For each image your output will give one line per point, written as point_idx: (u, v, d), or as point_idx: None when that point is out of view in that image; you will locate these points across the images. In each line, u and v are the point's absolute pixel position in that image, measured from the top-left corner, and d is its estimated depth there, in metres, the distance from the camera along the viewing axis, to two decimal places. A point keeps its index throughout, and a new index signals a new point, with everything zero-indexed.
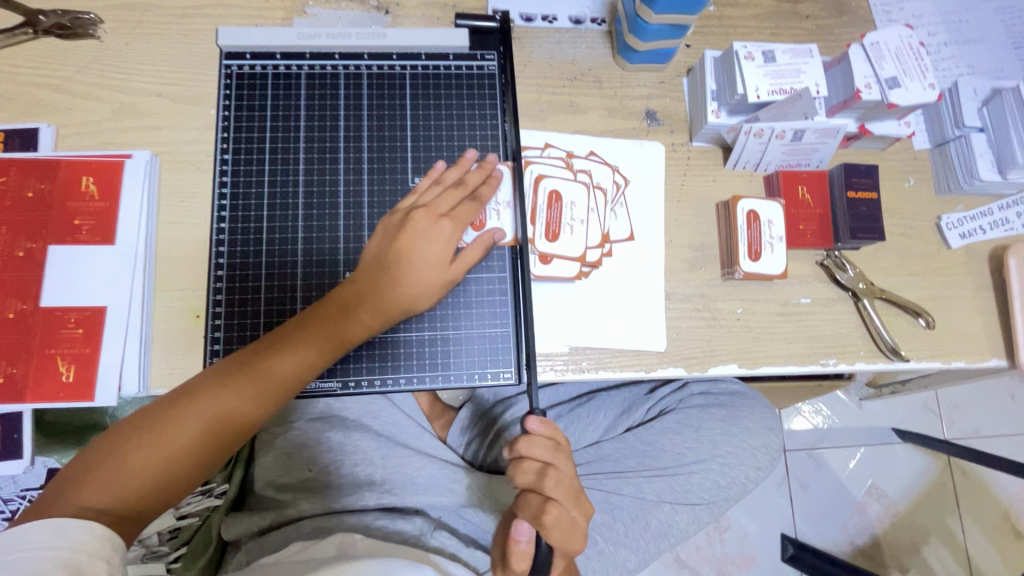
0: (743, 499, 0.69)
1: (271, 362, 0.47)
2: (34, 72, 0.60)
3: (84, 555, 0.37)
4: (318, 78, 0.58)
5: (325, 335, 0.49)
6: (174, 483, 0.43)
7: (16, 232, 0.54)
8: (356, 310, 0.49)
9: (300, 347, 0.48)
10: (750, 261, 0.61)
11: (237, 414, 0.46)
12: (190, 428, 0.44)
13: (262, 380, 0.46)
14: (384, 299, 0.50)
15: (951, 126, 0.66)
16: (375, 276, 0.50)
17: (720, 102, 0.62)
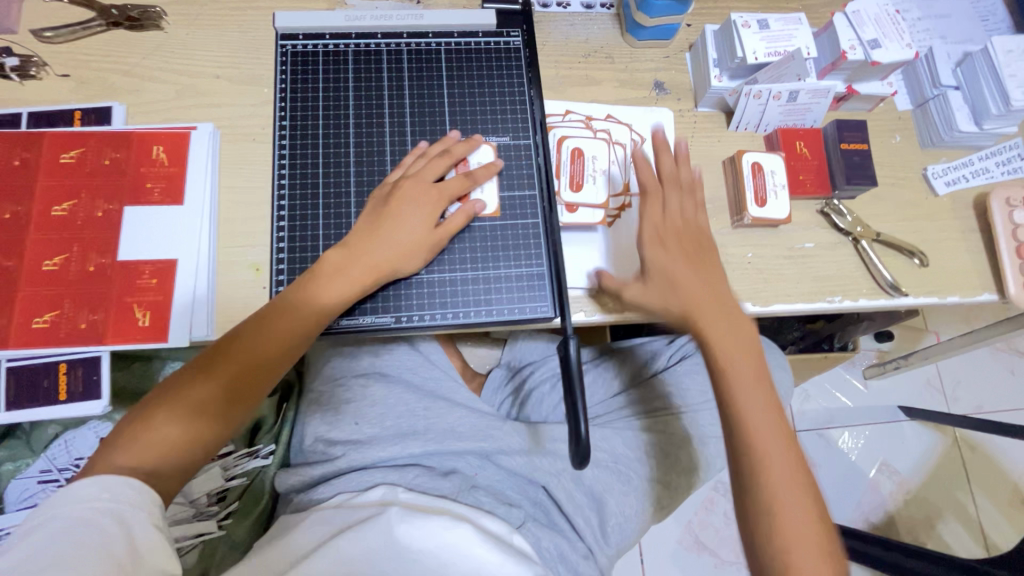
0: None
1: (273, 327, 0.52)
2: (106, 59, 0.67)
3: (127, 505, 0.43)
4: (363, 54, 0.65)
5: (320, 296, 0.54)
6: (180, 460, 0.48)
7: (95, 196, 0.60)
8: (345, 275, 0.54)
9: (298, 310, 0.53)
10: (757, 207, 0.67)
11: (247, 374, 0.51)
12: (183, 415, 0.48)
13: (265, 342, 0.52)
14: (372, 263, 0.55)
15: (929, 86, 0.73)
16: (365, 244, 0.55)
17: (722, 68, 0.70)
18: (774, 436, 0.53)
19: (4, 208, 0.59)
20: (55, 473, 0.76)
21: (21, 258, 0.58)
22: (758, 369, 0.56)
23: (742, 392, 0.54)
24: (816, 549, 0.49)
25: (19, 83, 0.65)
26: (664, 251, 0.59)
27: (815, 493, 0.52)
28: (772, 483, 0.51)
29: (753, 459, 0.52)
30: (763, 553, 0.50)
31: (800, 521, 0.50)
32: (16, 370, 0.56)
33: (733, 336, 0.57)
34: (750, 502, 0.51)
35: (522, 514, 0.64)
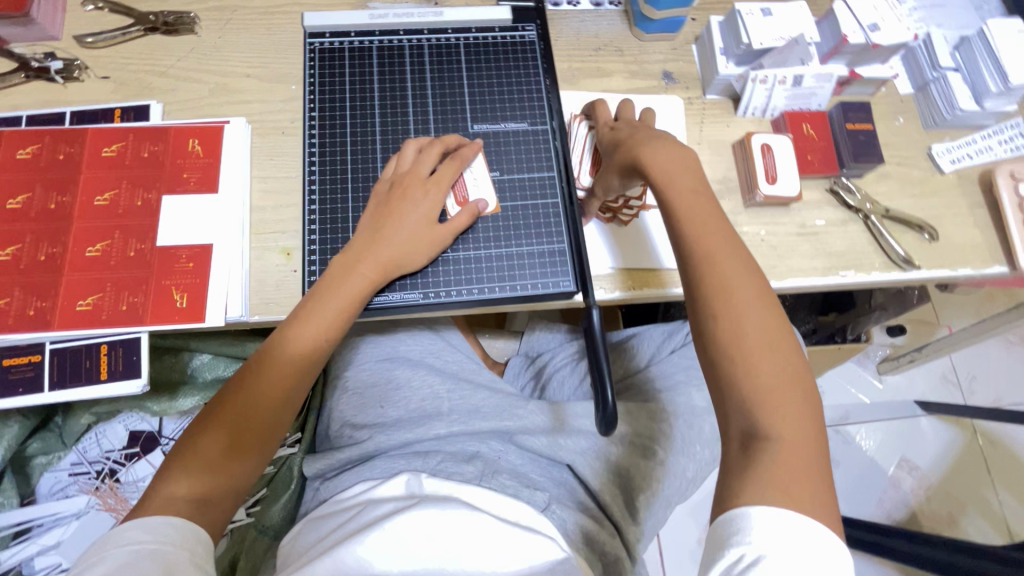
0: None
1: (290, 343, 0.55)
2: (144, 62, 0.71)
3: (170, 545, 0.46)
4: (386, 49, 0.69)
5: (329, 306, 0.55)
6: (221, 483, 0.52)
7: (135, 186, 0.63)
8: (349, 286, 0.56)
9: (311, 322, 0.55)
10: (768, 184, 0.69)
11: (273, 390, 0.54)
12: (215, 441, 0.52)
13: (285, 357, 0.55)
14: (375, 273, 0.57)
15: (929, 70, 0.76)
16: (367, 256, 0.57)
17: (728, 55, 0.73)
18: (749, 296, 0.50)
19: (49, 198, 0.62)
20: (86, 466, 0.77)
21: (65, 245, 0.60)
22: (727, 234, 0.54)
23: (716, 254, 0.52)
24: (790, 408, 0.46)
25: (63, 85, 0.69)
26: (627, 126, 0.64)
27: (793, 355, 0.49)
28: (745, 339, 0.49)
29: (724, 313, 0.50)
30: (732, 411, 0.48)
31: (768, 380, 0.47)
32: (60, 351, 0.58)
33: (701, 202, 0.55)
34: (721, 361, 0.49)
35: (546, 496, 0.63)
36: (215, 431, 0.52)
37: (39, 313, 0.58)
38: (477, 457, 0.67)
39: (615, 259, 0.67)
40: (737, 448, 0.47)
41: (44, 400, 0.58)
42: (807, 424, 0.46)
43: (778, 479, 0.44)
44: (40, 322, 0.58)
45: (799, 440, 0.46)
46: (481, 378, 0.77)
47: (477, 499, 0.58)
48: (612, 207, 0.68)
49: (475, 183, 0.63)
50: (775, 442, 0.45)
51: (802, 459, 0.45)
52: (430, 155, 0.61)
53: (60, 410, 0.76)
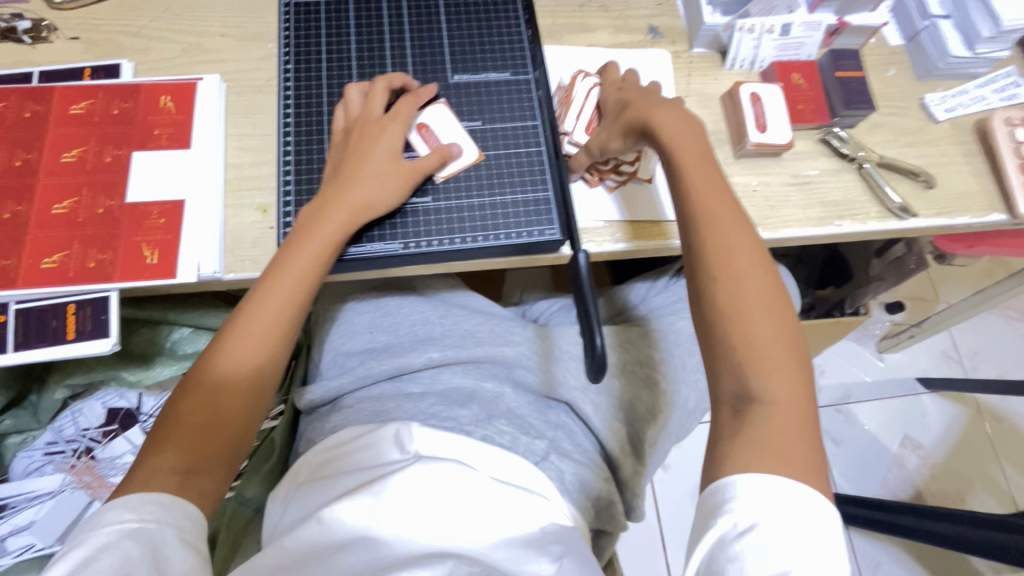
0: None
1: (261, 301, 0.52)
2: (115, 23, 0.69)
3: (152, 523, 0.44)
4: (363, 4, 0.68)
5: (301, 259, 0.53)
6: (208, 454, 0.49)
7: (104, 142, 0.61)
8: (320, 236, 0.54)
9: (284, 278, 0.53)
10: (758, 133, 0.67)
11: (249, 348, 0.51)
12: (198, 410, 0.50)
13: (258, 311, 0.52)
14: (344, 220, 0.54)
15: (919, 19, 0.75)
16: (334, 202, 0.55)
17: (713, 5, 0.71)
18: (748, 258, 0.48)
19: (14, 155, 0.60)
20: (62, 444, 0.74)
21: (30, 203, 0.58)
22: (727, 196, 0.51)
23: (716, 215, 0.50)
24: (782, 373, 0.45)
25: (31, 46, 0.67)
26: (636, 87, 0.60)
27: (789, 317, 0.47)
28: (742, 302, 0.47)
29: (724, 276, 0.48)
30: (724, 373, 0.46)
31: (767, 336, 0.46)
32: (25, 312, 0.56)
33: (703, 165, 0.52)
34: (717, 323, 0.47)
35: (545, 446, 0.60)
36: (195, 399, 0.50)
37: (2, 271, 0.56)
38: (474, 395, 0.64)
39: (622, 210, 0.65)
40: (728, 410, 0.46)
41: (7, 360, 0.55)
42: (798, 388, 0.45)
43: (772, 438, 0.43)
44: (4, 280, 0.55)
45: (790, 405, 0.45)
46: (476, 302, 0.77)
47: (466, 459, 0.55)
48: (600, 169, 0.65)
49: (440, 131, 0.61)
50: (766, 406, 0.44)
51: (789, 422, 0.44)
52: (379, 94, 0.59)
53: (35, 387, 0.75)
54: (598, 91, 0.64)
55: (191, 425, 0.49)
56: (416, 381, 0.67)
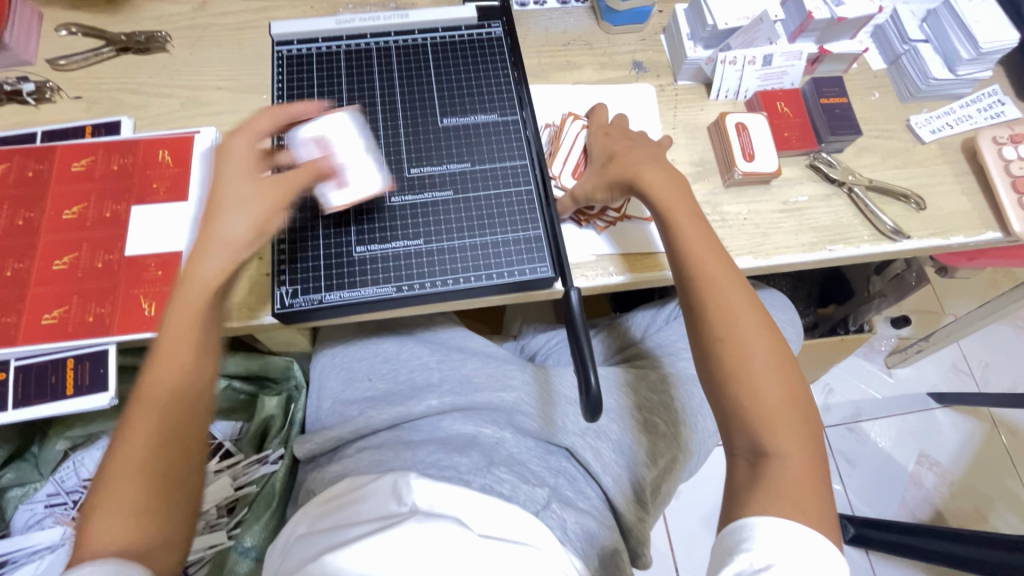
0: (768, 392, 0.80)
1: (165, 340, 0.48)
2: (116, 81, 0.71)
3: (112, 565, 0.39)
4: (354, 53, 0.70)
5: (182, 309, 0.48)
6: (154, 513, 0.43)
7: (104, 198, 0.62)
8: (210, 260, 0.50)
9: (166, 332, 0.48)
10: (745, 162, 0.68)
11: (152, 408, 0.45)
12: (135, 464, 0.44)
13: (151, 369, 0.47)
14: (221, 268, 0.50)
15: (899, 43, 0.76)
16: (199, 246, 0.49)
17: (695, 39, 0.73)
18: (748, 320, 0.51)
19: (17, 214, 0.61)
20: (64, 496, 0.74)
21: (32, 260, 0.59)
22: (722, 255, 0.55)
23: (715, 278, 0.53)
24: (794, 429, 0.47)
25: (36, 107, 0.69)
26: (622, 136, 0.65)
27: (794, 375, 0.50)
28: (746, 362, 0.49)
29: (729, 338, 0.50)
30: (737, 429, 0.48)
31: (777, 395, 0.48)
32: (24, 368, 0.57)
33: (699, 228, 0.56)
34: (726, 383, 0.49)
35: (547, 494, 0.60)
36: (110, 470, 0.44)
37: (3, 329, 0.57)
38: (474, 441, 0.64)
39: (614, 244, 0.65)
40: (745, 464, 0.47)
41: (9, 418, 0.55)
42: (809, 442, 0.47)
43: (790, 489, 0.44)
44: (5, 338, 0.56)
45: (805, 459, 0.46)
46: (474, 344, 0.79)
47: (469, 508, 0.53)
48: (587, 213, 0.66)
49: (346, 151, 0.58)
50: (781, 461, 0.45)
51: (806, 475, 0.45)
52: (263, 117, 0.56)
53: (37, 439, 0.75)
54: (584, 132, 0.68)
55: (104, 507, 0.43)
56: (415, 430, 0.67)
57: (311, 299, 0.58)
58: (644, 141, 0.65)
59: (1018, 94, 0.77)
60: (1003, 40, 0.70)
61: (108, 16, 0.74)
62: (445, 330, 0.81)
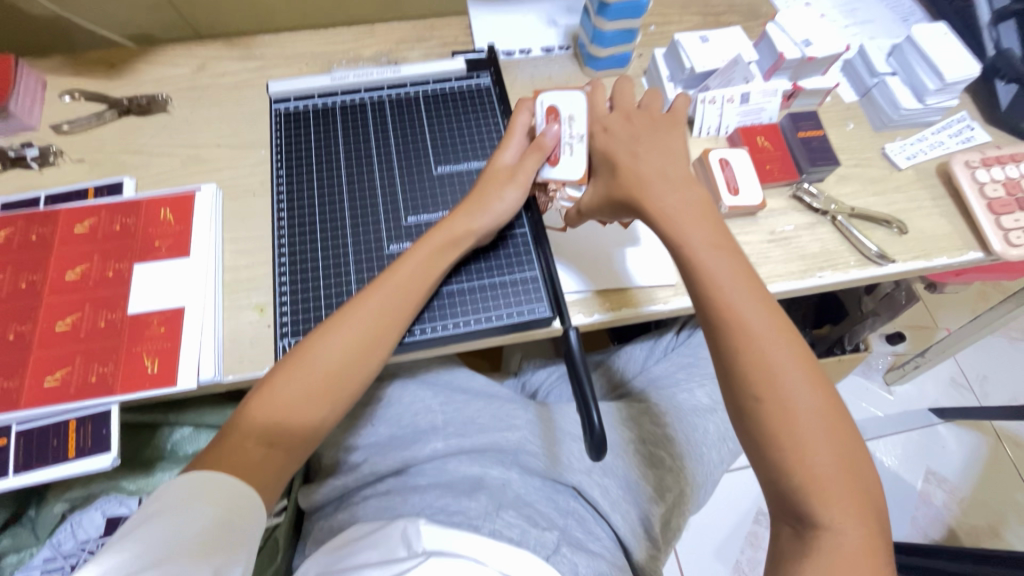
0: None
1: (344, 323, 0.55)
2: (117, 143, 0.73)
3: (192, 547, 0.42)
4: (349, 107, 0.74)
5: (374, 309, 0.56)
6: (281, 464, 0.52)
7: (106, 258, 0.64)
8: (413, 265, 0.59)
9: (351, 323, 0.55)
10: (731, 196, 0.70)
11: (314, 379, 0.53)
12: (287, 414, 0.52)
13: (330, 350, 0.54)
14: (406, 284, 0.58)
15: (868, 77, 0.80)
16: (414, 265, 0.59)
17: (675, 81, 0.77)
18: (792, 373, 0.47)
19: (20, 278, 0.62)
20: (61, 561, 0.71)
21: (34, 323, 0.60)
22: (755, 290, 0.51)
23: (751, 329, 0.49)
24: (849, 502, 0.44)
25: (39, 171, 0.71)
26: (623, 131, 0.59)
27: (845, 427, 0.46)
28: (794, 428, 0.46)
29: (773, 400, 0.47)
30: (783, 496, 0.46)
31: (826, 452, 0.45)
32: (26, 433, 0.56)
33: (725, 260, 0.52)
34: (773, 449, 0.46)
35: (556, 536, 0.59)
36: (275, 390, 0.53)
37: (5, 394, 0.57)
38: (481, 483, 0.64)
39: (595, 280, 0.67)
40: (791, 530, 0.45)
41: (8, 485, 0.55)
42: (865, 509, 0.44)
43: (840, 569, 0.42)
44: (7, 402, 0.56)
45: (860, 530, 0.43)
46: (475, 385, 0.80)
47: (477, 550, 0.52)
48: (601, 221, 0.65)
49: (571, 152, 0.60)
50: (834, 535, 0.43)
51: (862, 548, 0.43)
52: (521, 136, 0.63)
53: (34, 502, 0.74)
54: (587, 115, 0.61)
55: (256, 418, 0.52)
56: (421, 474, 0.67)
57: None
58: (651, 136, 0.58)
59: (985, 119, 0.81)
60: (965, 71, 0.73)
61: (112, 82, 0.78)
62: (446, 371, 0.81)
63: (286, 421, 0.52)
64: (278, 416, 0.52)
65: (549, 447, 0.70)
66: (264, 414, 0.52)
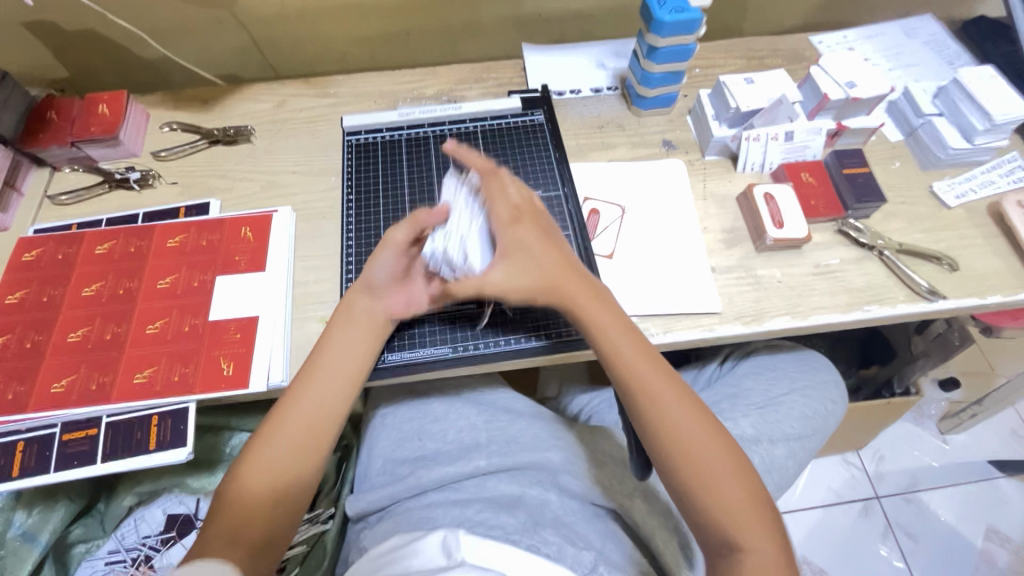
0: (818, 441, 0.78)
1: (300, 389, 0.58)
2: (206, 169, 0.82)
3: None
4: (413, 140, 0.81)
5: (326, 372, 0.59)
6: (265, 530, 0.52)
7: (193, 270, 0.70)
8: (353, 325, 0.62)
9: (313, 387, 0.58)
10: (776, 229, 0.72)
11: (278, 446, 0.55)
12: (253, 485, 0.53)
13: (279, 434, 0.56)
14: (357, 341, 0.61)
15: (914, 117, 0.82)
16: (356, 326, 0.62)
17: (720, 119, 0.80)
18: (690, 425, 0.54)
19: (119, 285, 0.69)
20: (123, 553, 0.76)
21: (128, 325, 0.66)
22: (647, 349, 0.59)
23: (645, 383, 0.56)
24: (758, 523, 0.50)
25: (139, 191, 0.79)
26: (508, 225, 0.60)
27: (741, 463, 0.53)
28: (702, 474, 0.52)
29: (672, 444, 0.54)
30: (708, 528, 0.52)
31: (728, 487, 0.52)
32: (114, 424, 0.62)
33: (621, 324, 0.59)
34: (686, 496, 0.53)
35: (593, 556, 0.58)
36: (236, 497, 0.53)
37: (100, 387, 0.63)
38: (520, 501, 0.65)
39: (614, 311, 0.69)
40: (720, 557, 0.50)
41: (95, 472, 0.60)
42: (771, 526, 0.51)
43: None
44: (101, 396, 0.62)
45: (772, 542, 0.50)
46: (518, 406, 0.82)
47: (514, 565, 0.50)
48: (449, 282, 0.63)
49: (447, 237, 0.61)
50: (754, 556, 0.49)
51: (778, 564, 0.49)
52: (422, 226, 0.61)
53: (104, 495, 0.79)
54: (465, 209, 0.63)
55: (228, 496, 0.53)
56: (463, 489, 0.69)
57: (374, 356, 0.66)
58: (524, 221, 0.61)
59: None
60: (1014, 112, 0.74)
61: (205, 116, 0.87)
62: (490, 391, 0.84)
63: (243, 515, 0.52)
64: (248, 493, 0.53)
65: (584, 471, 0.71)
66: (239, 495, 0.53)
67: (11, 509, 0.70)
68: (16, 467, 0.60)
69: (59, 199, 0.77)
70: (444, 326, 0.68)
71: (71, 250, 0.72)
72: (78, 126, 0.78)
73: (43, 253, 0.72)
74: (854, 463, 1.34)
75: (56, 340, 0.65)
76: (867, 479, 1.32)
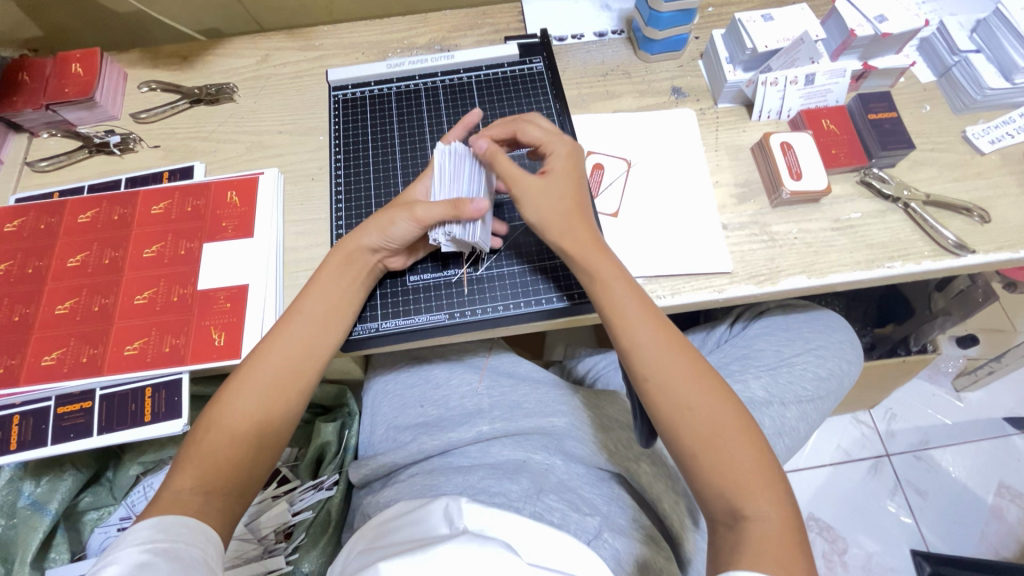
0: (831, 402, 0.76)
1: (279, 339, 0.56)
2: (189, 131, 0.77)
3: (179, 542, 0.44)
4: (403, 94, 0.76)
5: (305, 324, 0.57)
6: (238, 476, 0.51)
7: (179, 237, 0.68)
8: (334, 279, 0.59)
9: (289, 339, 0.56)
10: (793, 181, 0.67)
11: (257, 396, 0.53)
12: (227, 434, 0.51)
13: (251, 386, 0.53)
14: (335, 299, 0.59)
15: (949, 55, 0.75)
16: (339, 277, 0.59)
17: (734, 62, 0.74)
18: (695, 392, 0.52)
19: (104, 254, 0.67)
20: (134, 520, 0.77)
21: (116, 296, 0.64)
22: (652, 312, 0.56)
23: (643, 347, 0.54)
24: (765, 489, 0.48)
25: (120, 156, 0.76)
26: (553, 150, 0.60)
27: (750, 429, 0.51)
28: (710, 437, 0.50)
29: (675, 406, 0.51)
30: (713, 499, 0.49)
31: (736, 452, 0.49)
32: (108, 397, 0.61)
33: (625, 288, 0.56)
34: (692, 463, 0.50)
35: (598, 522, 0.57)
36: (209, 442, 0.51)
37: (91, 359, 0.61)
38: (523, 467, 0.63)
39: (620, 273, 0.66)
40: (725, 526, 0.48)
41: (93, 444, 0.59)
42: (780, 495, 0.48)
43: (772, 552, 0.44)
44: (92, 367, 0.61)
45: (780, 513, 0.47)
46: (521, 370, 0.80)
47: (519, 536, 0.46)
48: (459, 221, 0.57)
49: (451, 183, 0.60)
50: (758, 525, 0.46)
51: (785, 533, 0.46)
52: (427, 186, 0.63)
53: (111, 464, 0.79)
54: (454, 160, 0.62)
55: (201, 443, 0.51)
56: (465, 455, 0.68)
57: (370, 328, 0.64)
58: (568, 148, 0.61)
59: None
60: None
61: (185, 74, 0.82)
62: (492, 356, 0.82)
63: (217, 461, 0.50)
64: (219, 442, 0.51)
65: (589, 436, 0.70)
66: (212, 441, 0.51)
67: (19, 478, 0.69)
68: (14, 441, 0.59)
69: (38, 166, 0.74)
70: (442, 293, 0.66)
71: (54, 219, 0.69)
72: (51, 87, 0.74)
73: (25, 223, 0.69)
74: (865, 421, 1.32)
75: (44, 312, 0.64)
76: (878, 438, 1.30)
